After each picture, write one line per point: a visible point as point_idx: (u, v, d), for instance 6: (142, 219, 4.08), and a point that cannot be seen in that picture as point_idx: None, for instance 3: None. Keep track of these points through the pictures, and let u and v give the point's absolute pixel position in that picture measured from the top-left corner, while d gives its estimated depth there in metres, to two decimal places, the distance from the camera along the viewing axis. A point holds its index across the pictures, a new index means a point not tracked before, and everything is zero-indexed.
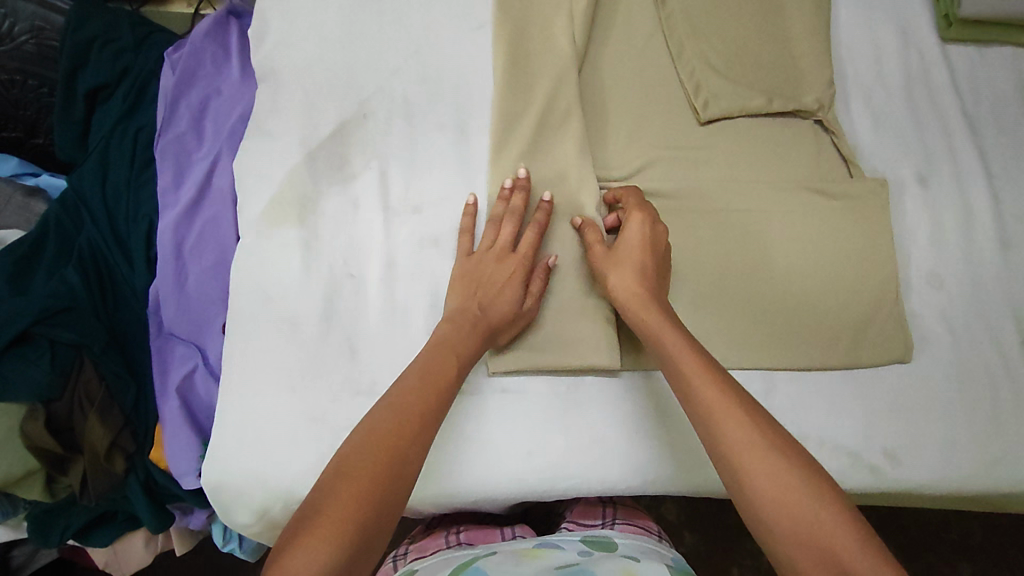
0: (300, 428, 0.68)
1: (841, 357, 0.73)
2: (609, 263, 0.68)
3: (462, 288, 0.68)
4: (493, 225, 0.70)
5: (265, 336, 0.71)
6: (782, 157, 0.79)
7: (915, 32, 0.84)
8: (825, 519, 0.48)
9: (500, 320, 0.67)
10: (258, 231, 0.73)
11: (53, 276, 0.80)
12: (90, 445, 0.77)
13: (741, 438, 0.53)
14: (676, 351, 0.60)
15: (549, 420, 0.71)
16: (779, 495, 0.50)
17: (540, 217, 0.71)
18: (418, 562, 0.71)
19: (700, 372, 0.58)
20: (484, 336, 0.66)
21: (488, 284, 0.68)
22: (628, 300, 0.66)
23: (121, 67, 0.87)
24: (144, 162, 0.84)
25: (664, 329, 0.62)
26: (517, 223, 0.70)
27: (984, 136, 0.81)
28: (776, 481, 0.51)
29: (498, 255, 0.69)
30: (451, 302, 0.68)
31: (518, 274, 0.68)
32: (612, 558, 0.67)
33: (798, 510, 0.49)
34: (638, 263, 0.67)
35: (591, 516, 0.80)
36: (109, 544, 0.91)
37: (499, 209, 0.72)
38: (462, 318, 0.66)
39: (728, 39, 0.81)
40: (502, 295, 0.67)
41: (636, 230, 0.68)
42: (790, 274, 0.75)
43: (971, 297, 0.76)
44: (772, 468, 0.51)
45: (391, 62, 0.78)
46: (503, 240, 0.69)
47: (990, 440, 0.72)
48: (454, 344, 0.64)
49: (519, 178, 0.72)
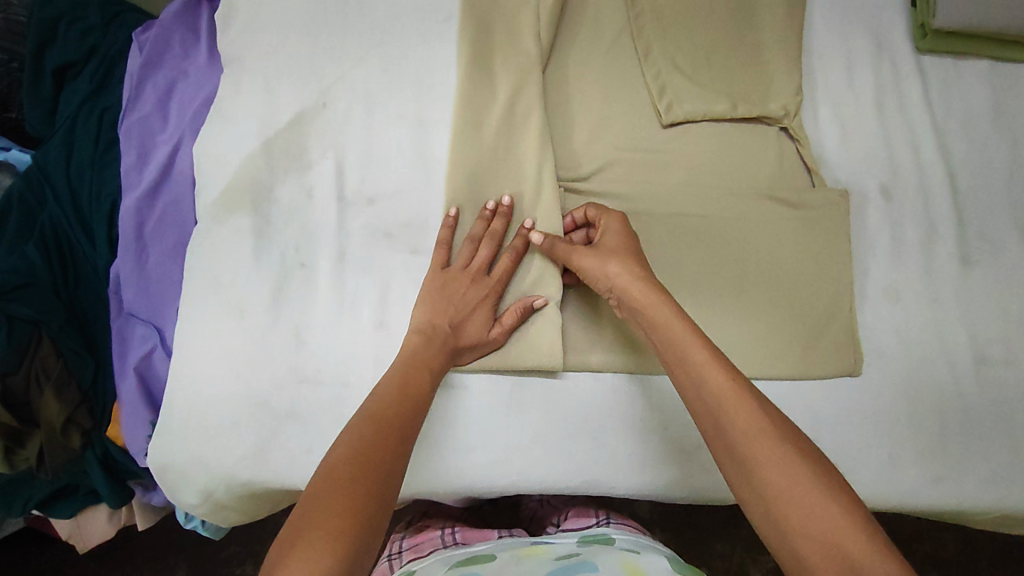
0: (242, 414, 0.69)
1: (791, 367, 0.73)
2: (602, 258, 0.66)
3: (431, 302, 0.69)
4: (471, 244, 0.71)
5: (215, 320, 0.71)
6: (745, 163, 0.78)
7: (889, 41, 0.83)
8: (844, 526, 0.46)
9: (468, 344, 0.68)
10: (213, 217, 0.73)
11: (13, 252, 0.81)
12: (46, 419, 0.79)
13: (750, 429, 0.51)
14: (683, 343, 0.58)
15: (494, 419, 0.71)
16: (792, 494, 0.48)
17: (517, 244, 0.71)
18: (415, 562, 0.69)
19: (709, 364, 0.56)
20: (451, 356, 0.67)
21: (459, 305, 0.69)
22: (628, 288, 0.63)
23: (89, 45, 0.88)
24: (108, 141, 0.85)
25: (667, 313, 0.60)
26: (494, 248, 0.71)
27: (953, 149, 0.80)
28: (788, 481, 0.48)
29: (473, 277, 0.70)
30: (419, 316, 0.69)
31: (487, 299, 0.70)
32: (613, 551, 0.65)
33: (807, 508, 0.47)
34: (632, 256, 0.65)
35: (584, 518, 0.80)
36: (72, 516, 0.93)
37: (478, 228, 0.71)
38: (432, 336, 0.67)
39: (696, 41, 0.80)
40: (472, 320, 0.69)
41: (613, 235, 0.68)
42: (748, 282, 0.74)
43: (927, 313, 0.75)
44: (787, 467, 0.49)
45: (355, 51, 0.77)
46: (479, 262, 0.70)
47: (935, 457, 0.72)
48: (427, 361, 0.65)
49: (503, 204, 0.72)
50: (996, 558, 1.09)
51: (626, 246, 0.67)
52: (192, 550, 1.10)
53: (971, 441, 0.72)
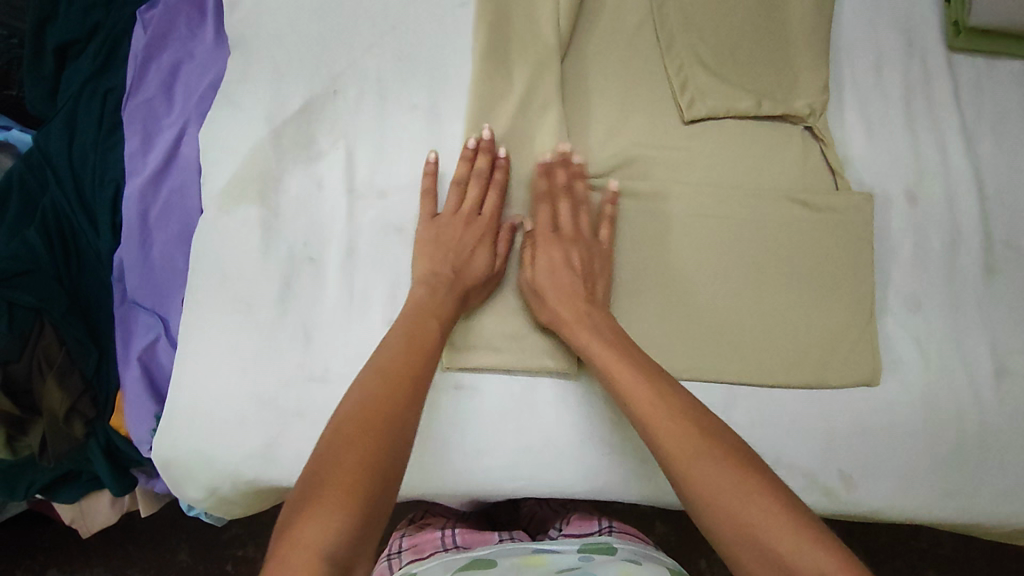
0: (248, 412, 0.68)
1: (806, 376, 0.71)
2: (539, 300, 0.69)
3: (429, 251, 0.68)
4: (458, 187, 0.70)
5: (222, 314, 0.70)
6: (764, 164, 0.75)
7: (920, 38, 0.80)
8: (773, 527, 0.51)
9: (475, 283, 0.68)
10: (219, 207, 0.71)
11: (14, 237, 0.79)
12: (49, 408, 0.78)
13: (685, 448, 0.56)
14: (625, 364, 0.63)
15: (514, 422, 0.69)
16: (720, 498, 0.53)
17: (500, 177, 0.71)
18: (416, 565, 0.68)
19: (635, 385, 0.61)
20: (460, 298, 0.67)
21: (457, 248, 0.68)
22: (563, 326, 0.67)
23: (91, 23, 0.85)
24: (112, 124, 0.82)
25: (593, 347, 0.64)
26: (482, 187, 0.70)
27: (981, 154, 0.78)
28: (711, 485, 0.54)
29: (465, 218, 0.69)
30: (419, 267, 0.68)
31: (485, 238, 0.70)
32: (614, 560, 0.66)
33: (740, 510, 0.52)
34: (561, 286, 0.67)
35: (586, 525, 0.78)
36: (76, 500, 0.92)
37: (462, 170, 0.70)
38: (436, 282, 0.66)
39: (722, 34, 0.77)
40: (475, 257, 0.68)
41: (545, 274, 0.68)
42: (783, 286, 0.72)
43: (949, 324, 0.74)
44: (715, 469, 0.54)
45: (366, 36, 0.75)
46: (469, 203, 0.70)
47: (949, 471, 0.71)
48: (433, 309, 0.65)
49: (484, 140, 0.71)
50: (994, 556, 1.08)
51: (559, 281, 0.68)
52: (195, 532, 1.10)
53: (986, 455, 0.71)
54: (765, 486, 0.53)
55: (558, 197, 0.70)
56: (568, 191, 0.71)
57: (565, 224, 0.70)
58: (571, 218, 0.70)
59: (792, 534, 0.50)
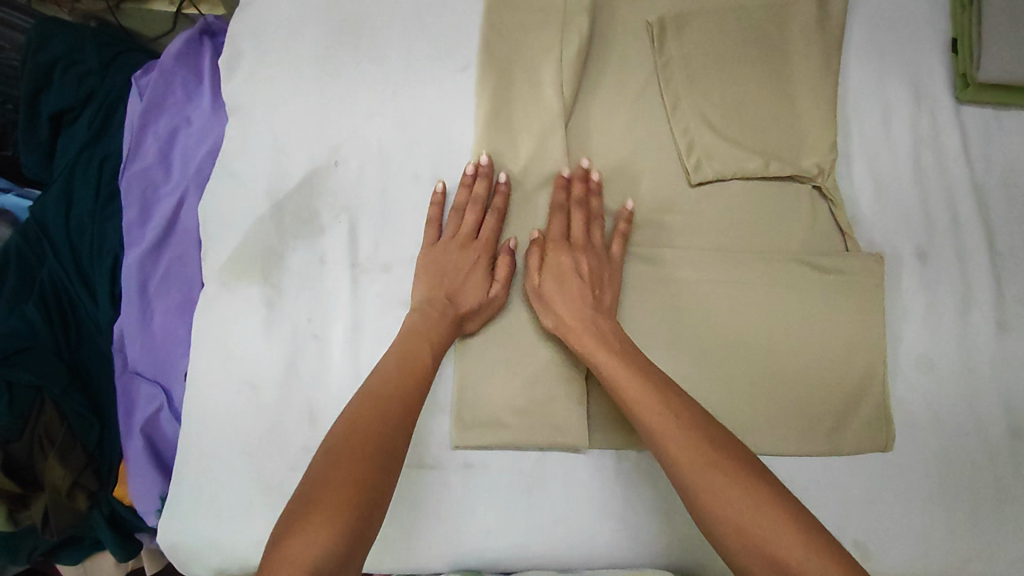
0: (255, 497, 0.67)
1: (820, 445, 0.70)
2: (544, 305, 0.67)
3: (426, 278, 0.68)
4: (456, 214, 0.70)
5: (226, 396, 0.68)
6: (773, 226, 0.74)
7: (928, 91, 0.79)
8: (772, 535, 0.51)
9: (469, 309, 0.66)
10: (222, 282, 0.70)
11: (11, 312, 0.77)
12: (51, 484, 0.77)
13: (691, 460, 0.55)
14: (619, 378, 0.61)
15: (522, 502, 0.68)
16: (716, 506, 0.53)
17: (498, 203, 0.70)
18: None
19: (645, 393, 0.59)
20: (453, 325, 0.66)
21: (453, 274, 0.67)
22: (570, 329, 0.65)
23: (86, 91, 0.84)
24: (109, 194, 0.81)
25: (591, 349, 0.64)
26: (480, 212, 0.69)
27: (991, 208, 0.77)
28: (717, 495, 0.53)
29: (462, 243, 0.68)
30: (419, 292, 0.67)
31: (480, 262, 0.68)
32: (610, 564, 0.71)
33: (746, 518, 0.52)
34: (570, 291, 0.66)
35: None
36: (80, 561, 0.91)
37: (462, 196, 0.70)
38: (430, 308, 0.66)
39: (727, 92, 0.76)
40: (467, 281, 0.67)
41: (551, 282, 0.67)
42: (798, 354, 0.71)
43: (964, 385, 0.73)
44: (722, 485, 0.53)
45: (367, 104, 0.73)
46: (467, 229, 0.69)
47: (964, 537, 0.70)
48: (425, 332, 0.64)
49: (482, 165, 0.70)
50: None
51: (569, 287, 0.66)
52: None
53: (1003, 519, 0.71)
54: (777, 497, 0.53)
55: (572, 208, 0.70)
56: (580, 204, 0.70)
57: (576, 232, 0.69)
58: (583, 229, 0.69)
59: (800, 544, 0.50)
